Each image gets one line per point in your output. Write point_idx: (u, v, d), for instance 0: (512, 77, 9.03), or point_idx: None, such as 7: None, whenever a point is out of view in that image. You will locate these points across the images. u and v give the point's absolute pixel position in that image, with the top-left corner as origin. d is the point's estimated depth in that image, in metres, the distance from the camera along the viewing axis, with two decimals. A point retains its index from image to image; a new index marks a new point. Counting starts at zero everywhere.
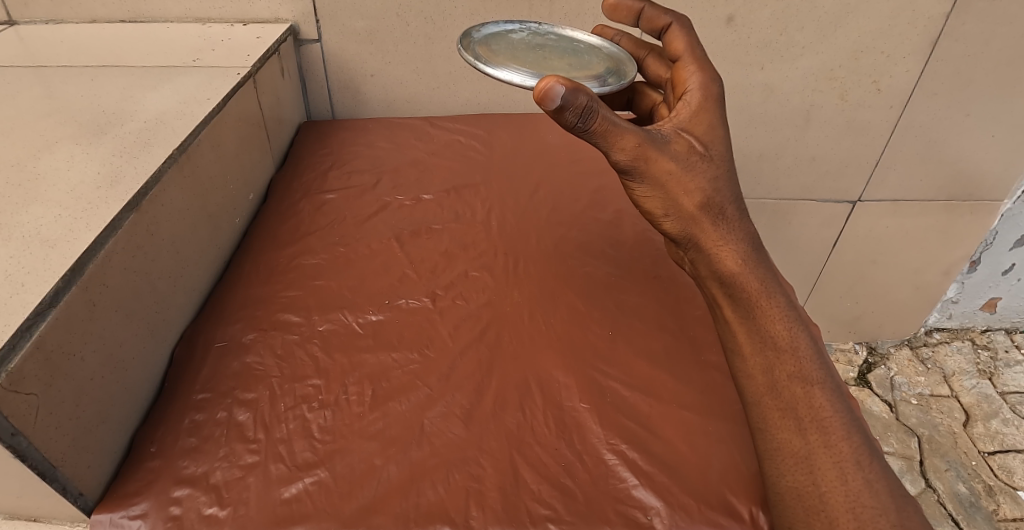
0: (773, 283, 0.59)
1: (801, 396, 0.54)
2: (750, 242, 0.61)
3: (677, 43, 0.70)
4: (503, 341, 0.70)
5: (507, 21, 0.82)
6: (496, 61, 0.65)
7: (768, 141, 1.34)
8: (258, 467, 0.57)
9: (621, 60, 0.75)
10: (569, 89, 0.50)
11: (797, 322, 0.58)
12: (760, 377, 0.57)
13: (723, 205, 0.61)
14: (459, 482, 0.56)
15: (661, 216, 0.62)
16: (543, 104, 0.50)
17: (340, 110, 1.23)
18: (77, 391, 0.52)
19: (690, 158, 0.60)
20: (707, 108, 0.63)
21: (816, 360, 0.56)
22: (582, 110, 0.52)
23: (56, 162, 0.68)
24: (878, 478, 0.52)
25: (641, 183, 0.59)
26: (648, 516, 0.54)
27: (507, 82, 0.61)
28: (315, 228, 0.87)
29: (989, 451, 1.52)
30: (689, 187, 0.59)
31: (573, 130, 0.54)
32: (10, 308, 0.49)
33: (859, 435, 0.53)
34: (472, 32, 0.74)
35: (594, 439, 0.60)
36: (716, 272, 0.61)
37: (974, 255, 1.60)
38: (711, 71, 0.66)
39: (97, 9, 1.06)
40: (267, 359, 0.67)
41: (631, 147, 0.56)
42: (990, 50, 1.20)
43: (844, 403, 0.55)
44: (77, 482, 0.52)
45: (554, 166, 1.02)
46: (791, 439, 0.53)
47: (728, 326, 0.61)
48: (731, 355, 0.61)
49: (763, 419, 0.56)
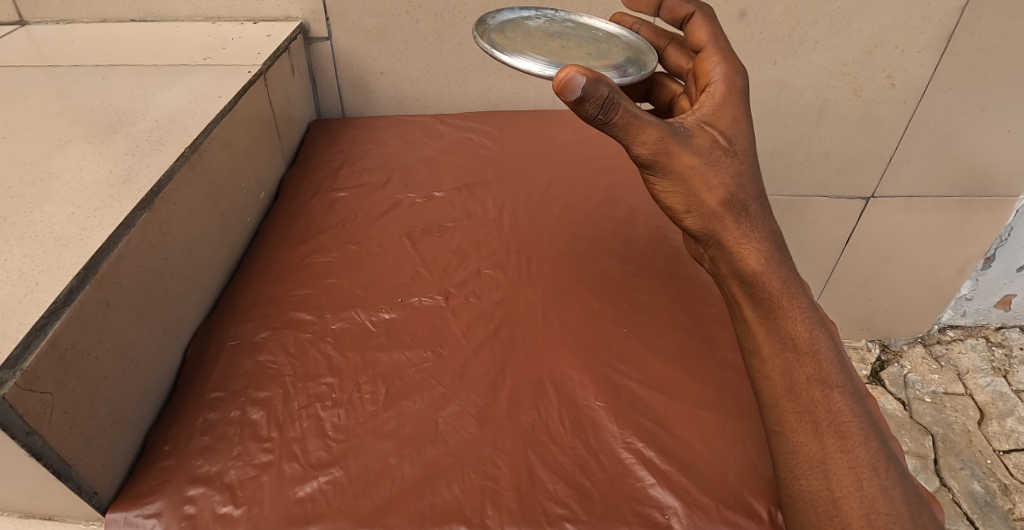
0: (794, 282, 0.58)
1: (820, 399, 0.53)
2: (773, 240, 0.60)
3: (700, 34, 0.70)
4: (518, 339, 0.69)
5: (521, 7, 0.81)
6: (513, 49, 0.65)
7: (781, 137, 1.33)
8: (272, 467, 0.56)
9: (641, 50, 0.75)
10: (590, 80, 0.49)
11: (818, 324, 0.57)
12: (778, 377, 0.56)
13: (746, 202, 0.60)
14: (474, 482, 0.55)
15: (682, 212, 0.61)
16: (563, 95, 0.49)
17: (350, 109, 1.22)
18: (92, 390, 0.52)
19: (713, 154, 0.59)
20: (731, 101, 0.62)
21: (836, 362, 0.55)
22: (602, 101, 0.51)
23: (68, 161, 0.68)
24: (894, 485, 0.51)
25: (663, 178, 0.59)
26: (666, 516, 0.53)
27: (524, 70, 0.60)
28: (326, 226, 0.87)
29: (1004, 450, 1.50)
30: (712, 184, 0.59)
31: (593, 122, 0.53)
32: (24, 307, 0.49)
33: (877, 441, 0.52)
34: (488, 19, 0.73)
35: (611, 437, 0.59)
36: (737, 270, 0.60)
37: (989, 252, 1.58)
38: (736, 63, 0.65)
39: (108, 9, 1.07)
40: (280, 358, 0.67)
41: (652, 141, 0.56)
42: (1005, 44, 1.18)
43: (864, 409, 0.54)
44: (91, 481, 0.52)
45: (566, 164, 1.02)
46: (806, 442, 0.53)
47: (747, 325, 0.60)
48: (748, 355, 0.60)
49: (778, 420, 0.55)
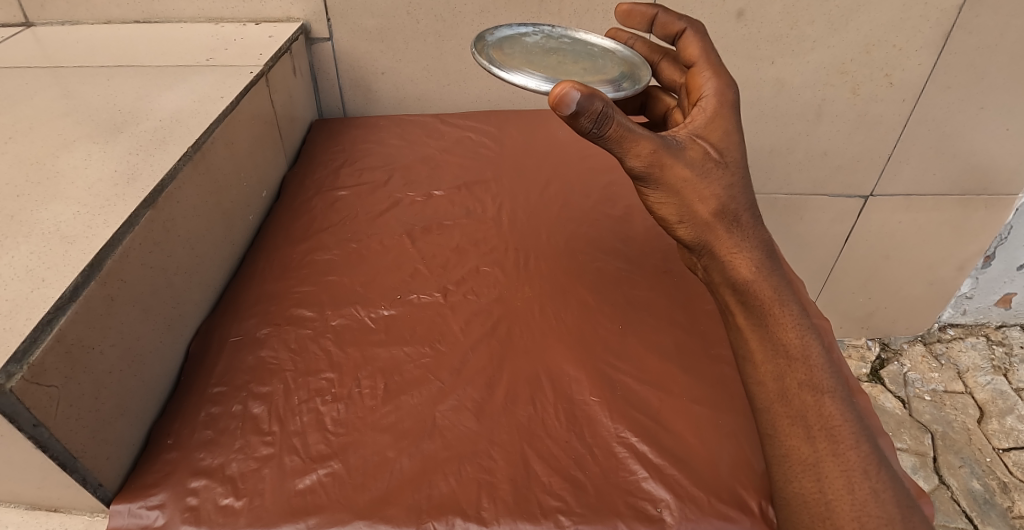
0: (787, 290, 0.59)
1: (811, 404, 0.54)
2: (765, 249, 0.60)
3: (691, 49, 0.71)
4: (514, 336, 0.70)
5: (519, 24, 0.82)
6: (511, 65, 0.66)
7: (779, 136, 1.34)
8: (273, 460, 0.58)
9: (636, 64, 0.75)
10: (585, 95, 0.50)
11: (810, 330, 0.57)
12: (771, 383, 0.57)
13: (737, 213, 0.61)
14: (471, 474, 0.56)
15: (676, 222, 0.62)
16: (558, 110, 0.50)
17: (352, 109, 1.24)
18: (97, 384, 0.53)
19: (705, 166, 0.60)
20: (723, 114, 0.63)
21: (828, 367, 0.56)
22: (597, 115, 0.52)
23: (74, 160, 0.69)
24: (884, 488, 0.52)
25: (656, 189, 0.60)
26: (658, 509, 0.54)
27: (521, 86, 0.62)
28: (328, 224, 0.88)
29: (1003, 448, 1.50)
30: (704, 195, 0.60)
31: (588, 136, 0.54)
32: (31, 302, 0.50)
33: (868, 444, 0.53)
34: (485, 36, 0.75)
35: (606, 432, 0.60)
36: (729, 279, 0.60)
37: (989, 250, 1.58)
38: (727, 77, 0.66)
39: (112, 10, 1.08)
40: (281, 354, 0.68)
41: (646, 154, 0.56)
42: (1003, 43, 1.19)
43: (855, 413, 0.55)
44: (96, 473, 0.53)
45: (565, 162, 1.03)
46: (799, 445, 0.53)
47: (741, 332, 0.61)
48: (742, 361, 0.61)
49: (771, 424, 0.56)
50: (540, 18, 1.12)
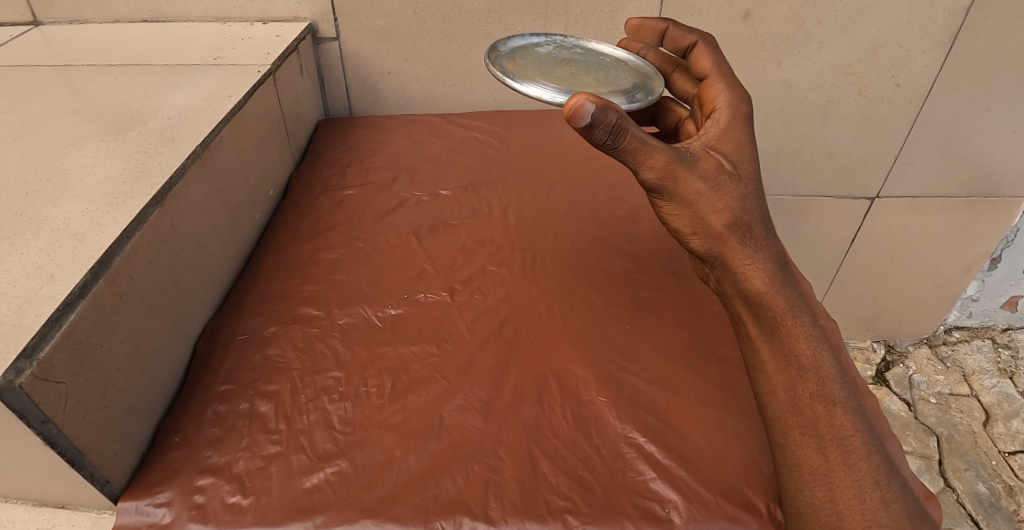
0: (799, 301, 0.59)
1: (823, 415, 0.54)
2: (777, 261, 0.60)
3: (703, 61, 0.71)
4: (521, 337, 0.70)
5: (532, 34, 0.83)
6: (524, 76, 0.66)
7: (785, 137, 1.34)
8: (280, 458, 0.58)
9: (648, 74, 0.75)
10: (599, 107, 0.50)
11: (822, 342, 0.57)
12: (783, 393, 0.57)
13: (750, 224, 0.61)
14: (478, 474, 0.56)
15: (688, 234, 0.62)
16: (573, 121, 0.50)
17: (358, 108, 1.24)
18: (105, 381, 0.53)
19: (718, 178, 0.60)
20: (736, 126, 0.63)
21: (839, 378, 0.56)
22: (611, 127, 0.52)
23: (82, 158, 0.70)
24: (894, 498, 0.52)
25: (669, 201, 0.60)
26: (666, 510, 0.54)
27: (536, 98, 0.61)
28: (334, 223, 0.88)
29: (1009, 451, 1.49)
30: (717, 206, 0.59)
31: (602, 147, 0.54)
32: (41, 299, 0.50)
33: (879, 454, 0.53)
34: (498, 46, 0.75)
35: (615, 433, 0.60)
36: (741, 290, 0.60)
37: (995, 253, 1.57)
38: (739, 89, 0.66)
39: (120, 9, 1.08)
40: (288, 352, 0.68)
41: (659, 166, 0.57)
42: (1010, 45, 1.18)
43: (866, 423, 0.55)
44: (103, 470, 0.53)
45: (571, 162, 1.03)
46: (810, 455, 0.53)
47: (752, 343, 0.61)
48: (753, 371, 0.61)
49: (782, 433, 0.56)
50: (546, 18, 1.13)
